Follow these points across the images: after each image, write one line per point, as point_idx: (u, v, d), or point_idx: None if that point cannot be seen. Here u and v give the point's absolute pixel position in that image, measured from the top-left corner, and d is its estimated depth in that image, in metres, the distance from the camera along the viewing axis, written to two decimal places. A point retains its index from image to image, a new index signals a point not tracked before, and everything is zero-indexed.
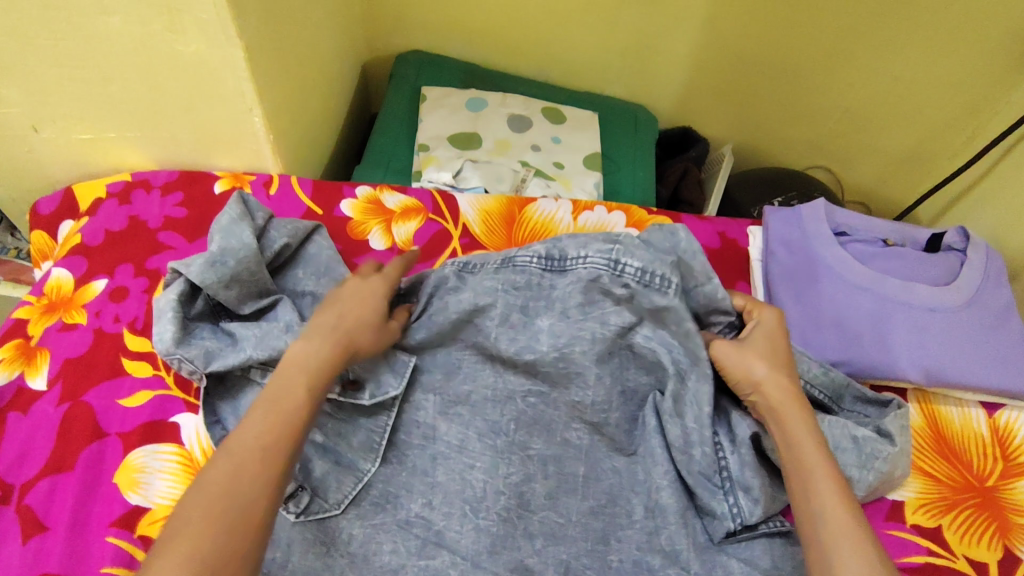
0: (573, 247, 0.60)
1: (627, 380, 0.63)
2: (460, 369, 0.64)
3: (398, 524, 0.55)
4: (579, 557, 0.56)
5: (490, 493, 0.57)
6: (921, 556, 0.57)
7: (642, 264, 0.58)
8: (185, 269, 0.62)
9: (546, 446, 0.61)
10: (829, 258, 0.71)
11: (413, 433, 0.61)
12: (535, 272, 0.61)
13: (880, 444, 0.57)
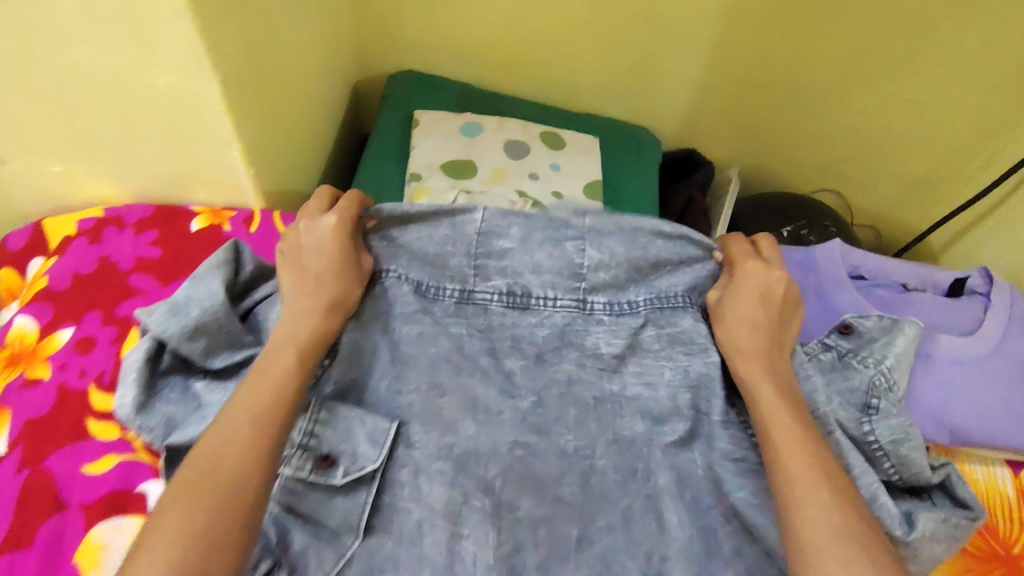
0: (537, 284, 0.62)
1: (619, 429, 0.59)
2: (441, 419, 0.57)
3: None
4: None
5: (480, 568, 0.53)
6: None
7: (609, 298, 0.63)
8: (146, 319, 0.58)
9: (535, 505, 0.56)
10: (843, 304, 0.66)
11: (398, 494, 0.55)
12: (497, 310, 0.62)
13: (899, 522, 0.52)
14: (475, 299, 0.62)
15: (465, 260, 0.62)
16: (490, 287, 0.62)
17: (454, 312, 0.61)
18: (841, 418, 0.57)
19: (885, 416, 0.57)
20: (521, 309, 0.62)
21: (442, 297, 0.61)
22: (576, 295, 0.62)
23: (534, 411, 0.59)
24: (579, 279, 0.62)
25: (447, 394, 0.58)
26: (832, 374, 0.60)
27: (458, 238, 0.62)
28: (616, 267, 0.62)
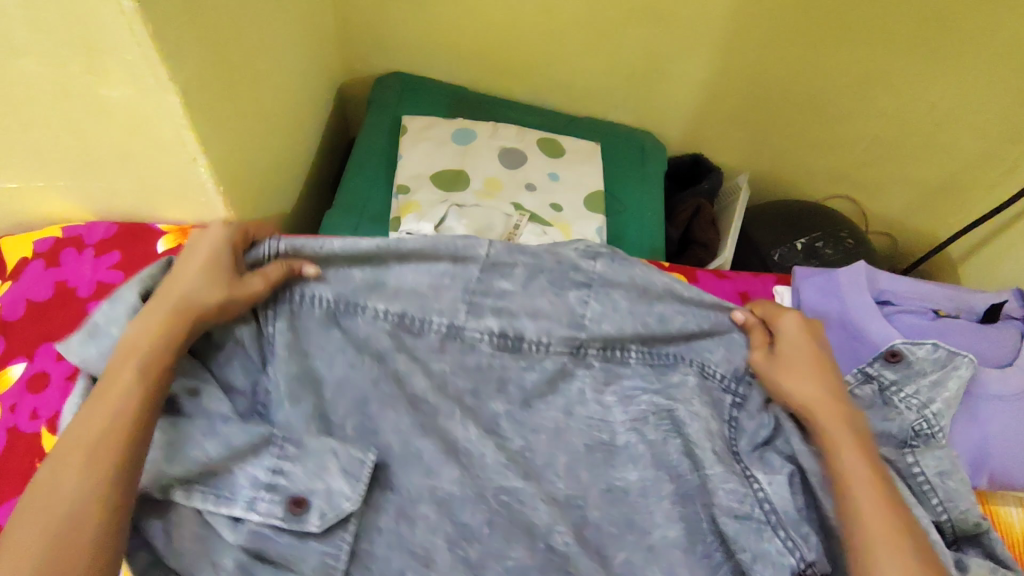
0: (532, 328, 0.58)
1: (612, 480, 0.55)
2: (422, 461, 0.54)
3: None
4: None
5: None
6: None
7: (608, 339, 0.58)
8: (73, 351, 0.48)
9: (525, 556, 0.51)
10: (875, 332, 0.61)
11: (375, 540, 0.51)
12: (485, 351, 0.58)
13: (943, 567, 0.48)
14: (464, 335, 0.58)
15: (459, 297, 0.58)
16: (483, 326, 0.58)
17: (439, 348, 0.57)
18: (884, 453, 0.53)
19: (929, 448, 0.53)
20: (513, 352, 0.58)
21: (426, 331, 0.58)
22: (573, 342, 0.58)
23: (523, 454, 0.56)
24: (579, 328, 0.58)
25: (427, 433, 0.54)
26: (871, 410, 0.56)
27: (455, 275, 0.58)
28: (621, 320, 0.58)
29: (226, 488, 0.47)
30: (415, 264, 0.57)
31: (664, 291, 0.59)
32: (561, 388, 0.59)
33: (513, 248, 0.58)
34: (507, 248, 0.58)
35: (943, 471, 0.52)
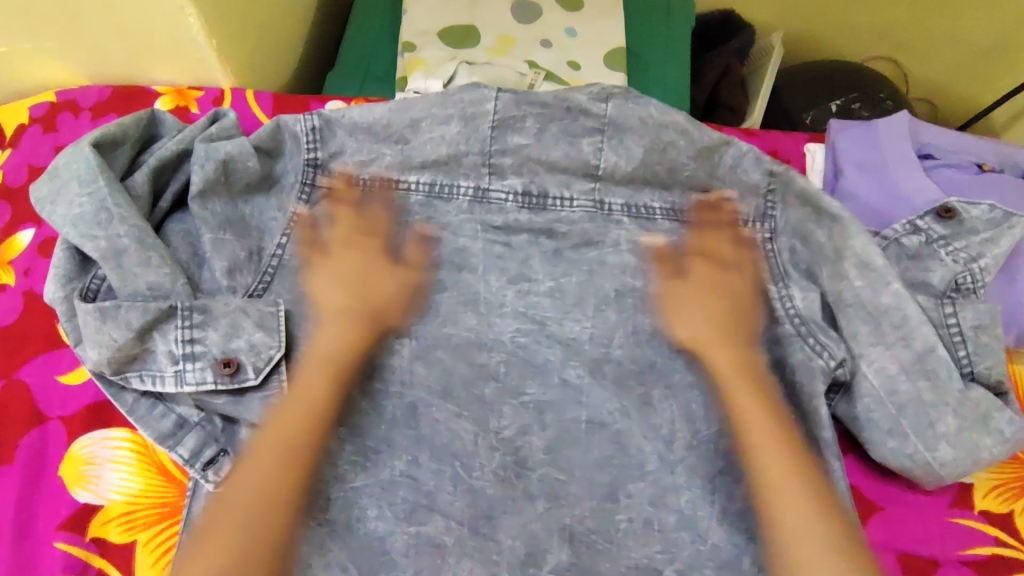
0: (554, 185, 0.58)
1: (643, 321, 0.56)
2: (437, 311, 0.56)
3: (381, 485, 0.50)
4: (585, 520, 0.50)
5: (484, 449, 0.52)
6: (990, 547, 0.50)
7: (626, 200, 0.58)
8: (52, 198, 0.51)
9: (542, 390, 0.54)
10: (909, 190, 0.57)
11: (388, 380, 0.53)
12: (512, 211, 0.58)
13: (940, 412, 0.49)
14: (490, 198, 0.58)
15: (481, 161, 0.57)
16: (506, 186, 0.58)
17: (467, 212, 0.58)
18: (920, 302, 0.52)
19: (970, 302, 0.51)
20: (537, 209, 0.58)
21: (455, 196, 0.58)
22: (595, 195, 0.58)
23: (552, 298, 0.57)
24: (594, 176, 0.58)
25: (447, 289, 0.57)
26: (912, 260, 0.54)
27: (472, 134, 0.57)
28: (635, 167, 0.57)
29: (197, 337, 0.49)
30: (436, 125, 0.56)
31: (674, 132, 0.57)
32: (596, 245, 0.58)
33: (522, 97, 0.56)
34: (518, 98, 0.56)
35: (981, 326, 0.51)
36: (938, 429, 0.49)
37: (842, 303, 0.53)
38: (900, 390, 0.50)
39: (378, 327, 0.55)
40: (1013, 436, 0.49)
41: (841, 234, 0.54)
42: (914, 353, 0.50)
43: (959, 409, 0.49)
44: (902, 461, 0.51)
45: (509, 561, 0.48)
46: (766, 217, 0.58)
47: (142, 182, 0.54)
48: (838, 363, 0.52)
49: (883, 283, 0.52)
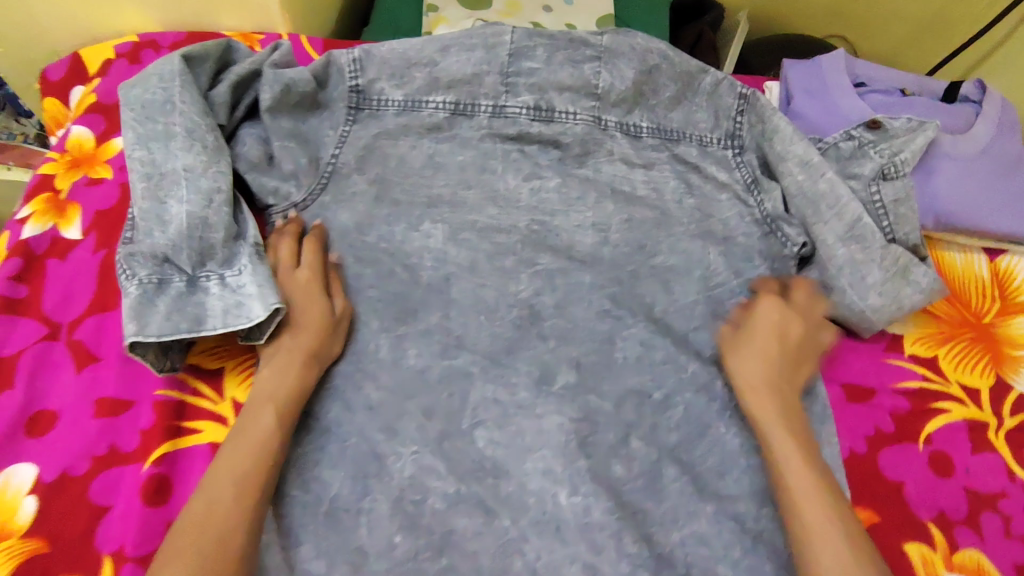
0: (561, 102, 0.71)
1: (634, 212, 0.69)
2: (466, 205, 0.69)
3: (420, 332, 0.61)
4: (588, 355, 0.62)
5: (502, 305, 0.64)
6: (917, 381, 0.63)
7: (619, 119, 0.72)
8: (145, 90, 0.62)
9: (553, 261, 0.66)
10: (847, 108, 0.71)
11: (424, 257, 0.66)
12: (525, 122, 0.71)
13: (867, 268, 0.62)
14: (507, 113, 0.71)
15: (499, 81, 0.70)
16: (520, 103, 0.71)
17: (487, 126, 0.71)
18: (851, 186, 0.65)
19: (892, 182, 0.65)
20: (546, 122, 0.71)
21: (477, 111, 0.71)
22: (595, 112, 0.71)
23: (559, 192, 0.70)
24: (593, 96, 0.71)
25: (473, 187, 0.70)
26: (849, 159, 0.67)
27: (493, 59, 0.70)
28: (626, 87, 0.70)
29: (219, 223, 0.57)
30: (462, 54, 0.69)
31: (659, 58, 0.70)
32: (592, 154, 0.71)
33: (533, 32, 0.70)
34: (530, 32, 0.70)
35: (898, 199, 0.64)
36: (869, 281, 0.62)
37: (790, 196, 0.67)
38: (838, 255, 0.63)
39: (417, 216, 0.67)
40: (928, 285, 0.62)
41: (785, 141, 0.67)
42: (846, 224, 0.63)
43: (883, 262, 0.62)
44: (844, 310, 0.63)
45: (525, 381, 0.60)
46: (734, 138, 0.72)
47: (224, 92, 0.65)
48: (802, 243, 0.66)
49: (819, 174, 0.65)
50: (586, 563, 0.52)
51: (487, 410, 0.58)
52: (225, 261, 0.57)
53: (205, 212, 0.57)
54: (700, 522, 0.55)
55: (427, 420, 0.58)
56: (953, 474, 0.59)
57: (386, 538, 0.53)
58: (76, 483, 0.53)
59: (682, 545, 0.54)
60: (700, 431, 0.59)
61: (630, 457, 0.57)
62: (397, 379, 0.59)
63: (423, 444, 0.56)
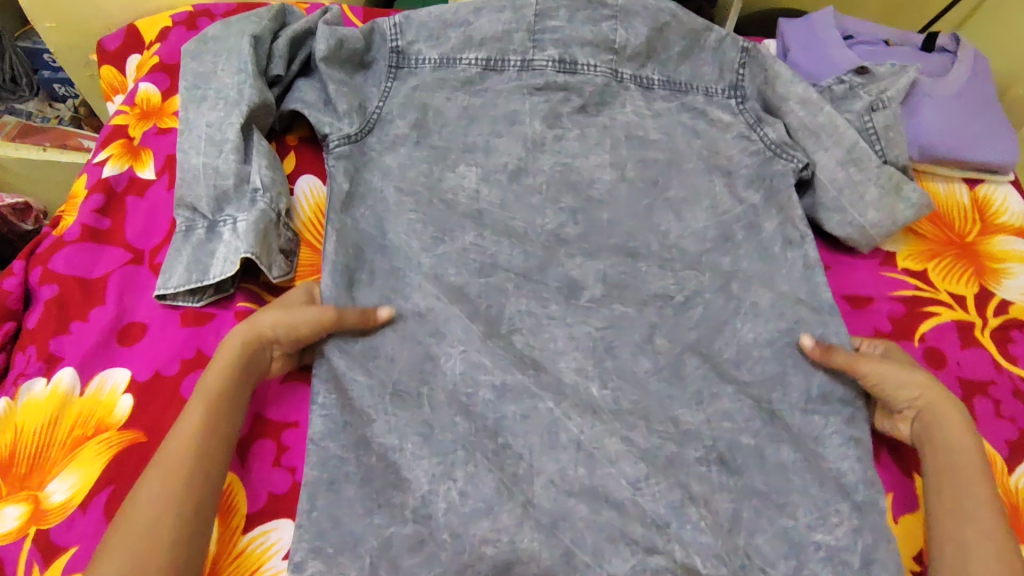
0: (583, 55, 0.78)
1: (645, 153, 0.76)
2: (498, 148, 0.75)
3: (458, 253, 0.68)
4: (613, 268, 0.69)
5: (530, 233, 0.71)
6: (909, 290, 0.70)
7: (635, 72, 0.80)
8: (226, 48, 0.69)
9: (574, 201, 0.73)
10: (838, 56, 0.79)
11: (459, 195, 0.72)
12: (551, 73, 0.78)
13: (864, 188, 0.71)
14: (535, 65, 0.78)
15: (527, 38, 0.78)
16: (546, 57, 0.78)
17: (517, 77, 0.78)
18: (848, 118, 0.73)
19: (884, 111, 0.72)
20: (570, 73, 0.78)
21: (507, 67, 0.78)
22: (613, 65, 0.79)
23: (579, 141, 0.76)
24: (611, 51, 0.79)
25: (503, 135, 0.76)
26: (844, 97, 0.75)
27: (522, 19, 0.77)
28: (641, 41, 0.78)
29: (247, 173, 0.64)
30: (494, 14, 0.77)
31: (669, 16, 0.78)
32: (610, 103, 0.79)
33: None
34: None
35: (889, 124, 0.72)
36: (866, 199, 0.71)
37: (793, 130, 0.75)
38: (838, 177, 0.72)
39: (452, 160, 0.74)
40: (918, 200, 0.71)
41: (786, 83, 0.76)
42: (845, 148, 0.72)
43: (878, 180, 0.71)
44: (846, 227, 0.72)
45: (555, 294, 0.66)
46: (737, 89, 0.80)
47: (283, 46, 0.72)
48: (804, 166, 0.73)
49: (819, 108, 0.73)
50: (623, 436, 0.58)
51: (522, 319, 0.65)
52: (244, 201, 0.63)
53: (217, 161, 0.64)
54: (724, 397, 0.60)
55: (470, 323, 0.62)
56: (947, 366, 0.66)
57: (445, 420, 0.58)
58: (169, 383, 0.58)
59: (706, 422, 0.59)
60: (718, 328, 0.65)
61: (655, 351, 0.64)
62: (438, 292, 0.65)
63: (470, 343, 0.61)
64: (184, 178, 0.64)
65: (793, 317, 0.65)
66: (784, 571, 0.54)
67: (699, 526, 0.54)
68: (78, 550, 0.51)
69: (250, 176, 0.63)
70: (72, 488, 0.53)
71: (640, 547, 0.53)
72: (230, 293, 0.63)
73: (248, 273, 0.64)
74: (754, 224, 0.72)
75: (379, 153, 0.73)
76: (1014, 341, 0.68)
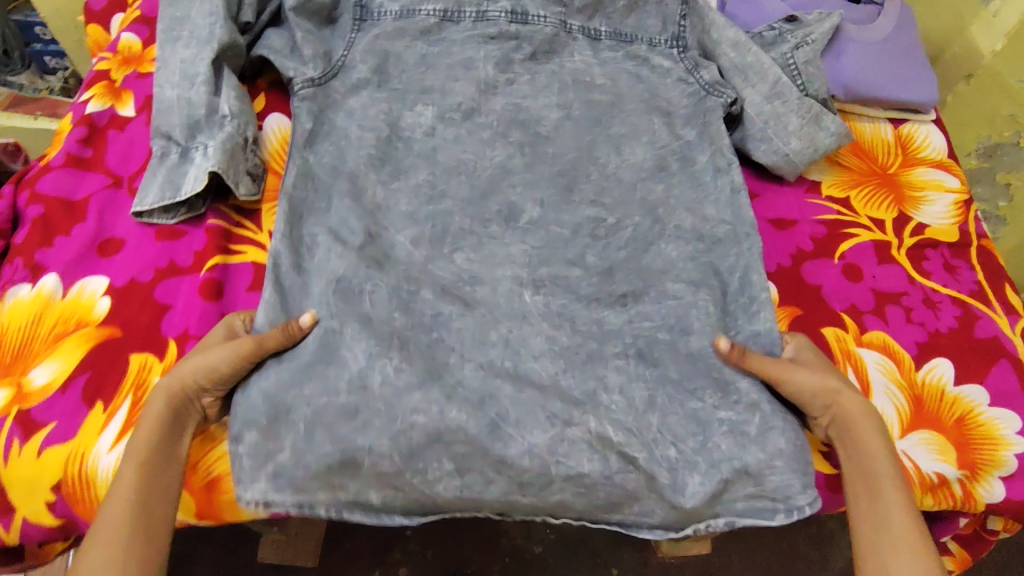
0: (533, 7, 0.84)
1: (590, 96, 0.82)
2: (453, 91, 0.80)
3: (411, 187, 0.73)
4: (551, 195, 0.74)
5: (481, 166, 0.76)
6: (832, 214, 0.76)
7: (582, 23, 0.86)
8: None
9: (523, 136, 0.79)
10: (770, 7, 0.85)
11: (415, 130, 0.77)
12: (504, 23, 0.84)
13: (788, 120, 0.77)
14: (488, 17, 0.84)
15: None
16: (499, 9, 0.84)
17: (472, 28, 0.83)
18: (773, 56, 0.80)
19: (807, 51, 0.79)
20: (522, 24, 0.84)
21: (463, 17, 0.83)
22: (561, 17, 0.85)
23: (529, 85, 0.82)
24: (559, 3, 0.85)
25: (459, 79, 0.81)
26: (772, 40, 0.81)
27: None
28: None
29: (217, 105, 0.70)
30: None
31: None
32: (559, 53, 0.85)
33: None
34: None
35: (809, 60, 0.79)
36: (790, 127, 0.77)
37: (725, 70, 0.81)
38: (764, 110, 0.78)
39: (410, 99, 0.79)
40: (837, 130, 0.77)
41: (719, 28, 0.82)
42: (769, 84, 0.78)
43: (800, 111, 0.77)
44: (773, 156, 0.78)
45: (496, 218, 0.72)
46: (678, 40, 0.85)
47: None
48: (733, 101, 0.79)
49: (748, 48, 0.80)
50: (548, 335, 0.65)
51: (464, 238, 0.70)
52: (213, 129, 0.69)
53: (189, 93, 0.69)
54: (643, 305, 0.68)
55: (413, 245, 0.69)
56: (863, 279, 0.72)
57: (384, 314, 0.64)
58: (143, 289, 0.64)
59: (628, 322, 0.67)
60: (645, 247, 0.72)
61: (585, 266, 0.70)
62: (390, 217, 0.71)
63: (409, 263, 0.68)
64: (158, 109, 0.70)
65: (711, 238, 0.72)
66: (692, 446, 0.60)
67: (611, 407, 0.61)
68: (57, 426, 0.56)
69: (220, 106, 0.69)
70: (53, 374, 0.58)
71: (559, 420, 0.60)
72: (202, 212, 0.68)
73: (219, 194, 0.69)
74: (687, 157, 0.78)
75: (342, 96, 0.78)
76: (927, 258, 0.74)
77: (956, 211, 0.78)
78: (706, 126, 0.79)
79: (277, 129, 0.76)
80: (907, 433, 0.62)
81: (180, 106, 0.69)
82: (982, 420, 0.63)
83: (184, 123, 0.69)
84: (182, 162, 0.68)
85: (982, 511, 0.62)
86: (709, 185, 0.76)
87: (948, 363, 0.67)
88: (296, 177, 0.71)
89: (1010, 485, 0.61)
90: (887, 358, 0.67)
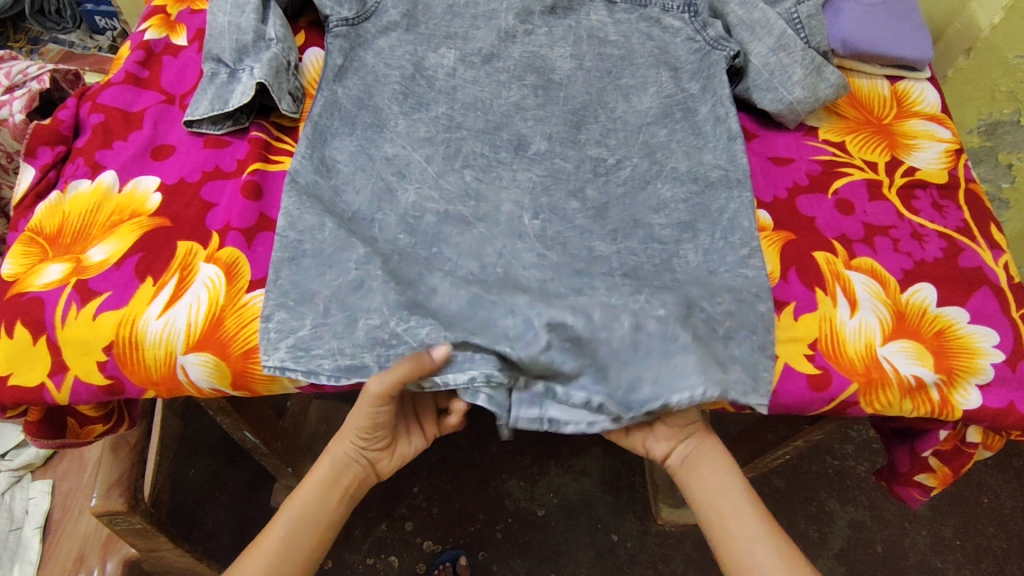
0: None
1: (603, 49, 0.87)
2: (475, 37, 0.86)
3: (431, 117, 0.79)
4: (559, 132, 0.80)
5: (498, 104, 0.81)
6: (827, 156, 0.82)
7: None
8: None
9: (538, 80, 0.84)
10: None
11: (438, 71, 0.83)
12: None
13: (793, 71, 0.81)
14: None
15: None
16: None
17: None
18: (778, 13, 0.84)
19: (810, 7, 0.84)
20: None
21: None
22: None
23: (546, 35, 0.88)
24: None
25: (481, 28, 0.87)
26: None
27: None
28: None
29: (266, 34, 0.77)
30: None
31: None
32: (575, 10, 0.90)
33: None
34: None
35: (812, 14, 0.84)
36: (795, 78, 0.81)
37: (732, 26, 0.85)
38: (770, 62, 0.82)
39: (435, 43, 0.85)
40: (836, 81, 0.82)
41: None
42: (775, 37, 0.82)
43: (806, 63, 0.81)
44: (777, 105, 0.82)
45: (506, 146, 0.78)
46: (690, 6, 0.88)
47: None
48: (736, 54, 0.83)
49: (754, 6, 0.83)
50: (540, 252, 0.70)
51: (476, 159, 0.76)
52: (261, 52, 0.76)
53: (239, 19, 0.76)
54: (631, 241, 0.72)
55: (428, 164, 0.75)
56: (854, 213, 0.77)
57: (392, 235, 0.70)
58: (191, 188, 0.70)
59: (617, 252, 0.72)
60: (642, 185, 0.76)
61: (585, 198, 0.75)
62: (411, 142, 0.76)
63: (423, 182, 0.74)
64: (211, 34, 0.76)
65: (704, 181, 0.76)
66: None
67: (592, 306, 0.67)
68: (110, 294, 0.63)
69: (268, 33, 0.77)
70: (108, 252, 0.65)
71: None
72: (245, 126, 0.75)
73: (262, 112, 0.77)
74: (690, 108, 0.82)
75: (373, 36, 0.84)
76: (917, 198, 0.79)
77: (947, 157, 0.83)
78: (711, 81, 0.82)
79: (315, 61, 0.83)
80: (888, 342, 0.67)
81: (230, 31, 0.76)
82: (959, 335, 0.68)
83: (232, 47, 0.75)
84: (231, 80, 0.75)
85: (958, 419, 0.67)
86: (708, 132, 0.80)
87: (931, 288, 0.71)
88: (326, 101, 0.77)
89: (985, 393, 0.66)
90: (874, 281, 0.71)
